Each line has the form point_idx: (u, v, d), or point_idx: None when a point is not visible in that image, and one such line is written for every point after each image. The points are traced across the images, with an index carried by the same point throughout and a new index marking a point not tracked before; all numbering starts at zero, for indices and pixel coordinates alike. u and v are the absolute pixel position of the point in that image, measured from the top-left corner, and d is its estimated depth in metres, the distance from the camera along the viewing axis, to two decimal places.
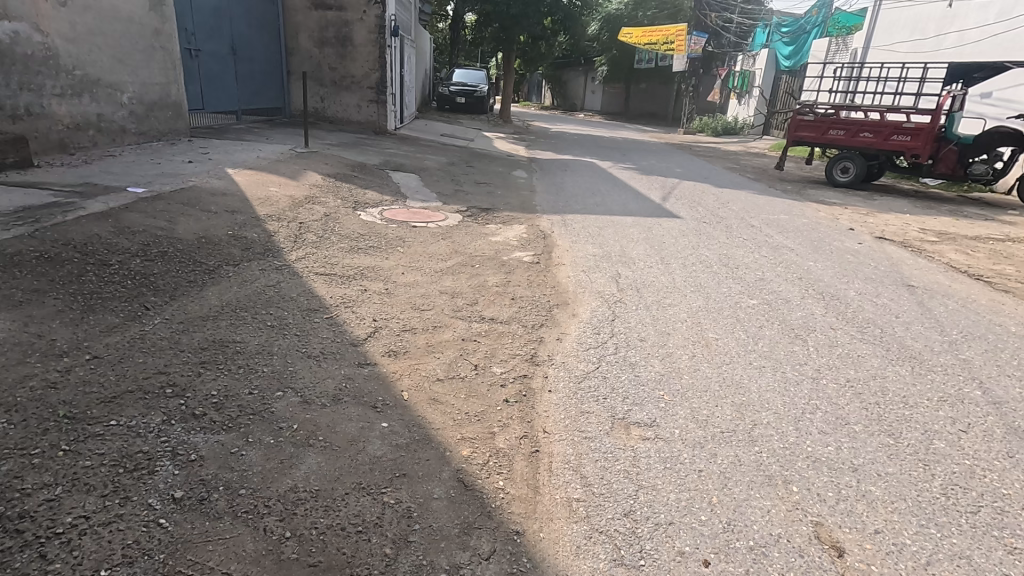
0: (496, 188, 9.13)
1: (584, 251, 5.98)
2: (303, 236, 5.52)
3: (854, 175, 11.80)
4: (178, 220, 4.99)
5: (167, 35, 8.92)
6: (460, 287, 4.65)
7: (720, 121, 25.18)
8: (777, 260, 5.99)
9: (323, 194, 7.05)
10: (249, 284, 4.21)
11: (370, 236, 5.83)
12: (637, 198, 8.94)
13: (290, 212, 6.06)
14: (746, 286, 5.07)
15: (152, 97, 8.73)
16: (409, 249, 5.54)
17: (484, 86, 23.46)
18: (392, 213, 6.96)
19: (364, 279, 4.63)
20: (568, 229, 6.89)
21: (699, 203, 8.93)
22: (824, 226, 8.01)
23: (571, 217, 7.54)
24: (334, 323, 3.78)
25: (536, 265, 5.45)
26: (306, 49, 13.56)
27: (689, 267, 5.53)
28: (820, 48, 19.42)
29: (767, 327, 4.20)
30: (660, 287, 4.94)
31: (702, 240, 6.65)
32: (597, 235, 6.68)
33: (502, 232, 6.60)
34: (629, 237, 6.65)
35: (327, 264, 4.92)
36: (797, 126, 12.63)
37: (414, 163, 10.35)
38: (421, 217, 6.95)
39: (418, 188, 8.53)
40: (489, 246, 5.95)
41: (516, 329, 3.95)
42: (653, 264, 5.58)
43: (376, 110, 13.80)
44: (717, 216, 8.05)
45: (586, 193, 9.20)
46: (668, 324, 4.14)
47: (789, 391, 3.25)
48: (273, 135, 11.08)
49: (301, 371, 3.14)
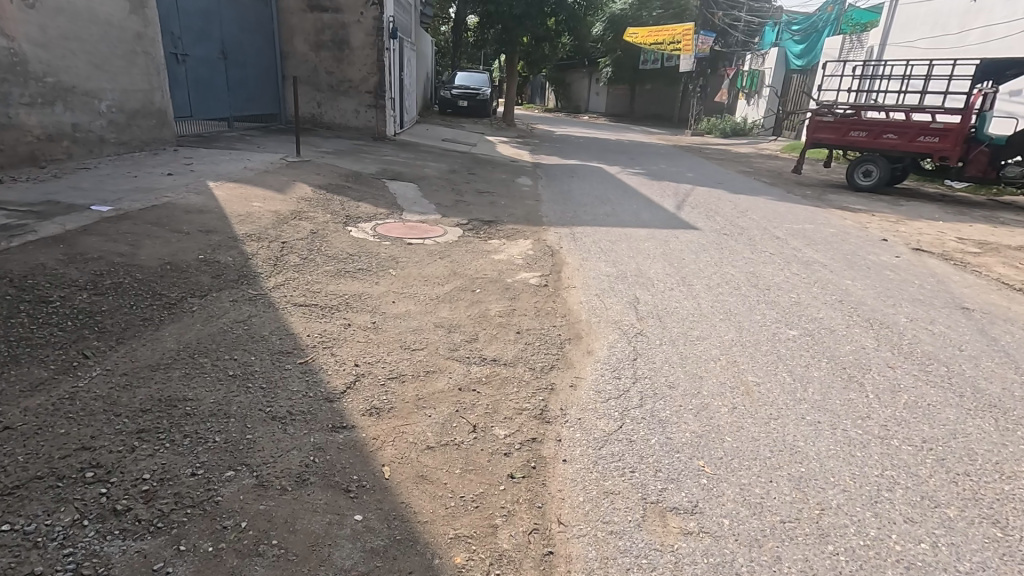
0: (500, 198, 8.58)
1: (596, 270, 5.42)
2: (285, 259, 4.97)
3: (877, 179, 11.16)
4: (142, 243, 4.46)
5: (150, 39, 8.42)
6: (457, 318, 4.10)
7: (729, 122, 24.46)
8: (811, 279, 5.40)
9: (312, 208, 6.51)
10: (214, 320, 3.65)
11: (361, 257, 5.28)
12: (650, 207, 8.37)
13: (273, 230, 5.52)
14: (781, 312, 4.50)
15: (134, 105, 8.23)
16: (402, 272, 4.99)
17: (487, 89, 22.92)
18: (387, 228, 6.41)
19: (349, 311, 4.07)
20: (579, 244, 6.33)
21: (717, 212, 8.35)
22: (855, 236, 7.38)
23: (580, 229, 6.97)
24: (309, 370, 3.21)
25: (544, 288, 4.89)
26: (301, 52, 13.06)
27: (714, 290, 4.95)
28: (833, 46, 18.77)
29: (813, 366, 3.61)
30: (684, 315, 4.37)
31: (725, 255, 6.06)
32: (610, 250, 6.12)
33: (507, 248, 6.05)
34: (645, 252, 6.07)
35: (309, 292, 4.37)
36: (815, 128, 12.00)
37: (413, 171, 9.81)
38: (418, 232, 6.40)
39: (416, 199, 7.98)
40: (492, 266, 5.40)
41: (522, 373, 3.39)
42: (675, 286, 5.01)
43: (375, 115, 13.29)
44: (738, 227, 7.46)
45: (596, 202, 8.64)
46: (700, 364, 3.57)
47: (856, 460, 2.67)
48: (265, 143, 10.57)
49: (261, 441, 2.58)
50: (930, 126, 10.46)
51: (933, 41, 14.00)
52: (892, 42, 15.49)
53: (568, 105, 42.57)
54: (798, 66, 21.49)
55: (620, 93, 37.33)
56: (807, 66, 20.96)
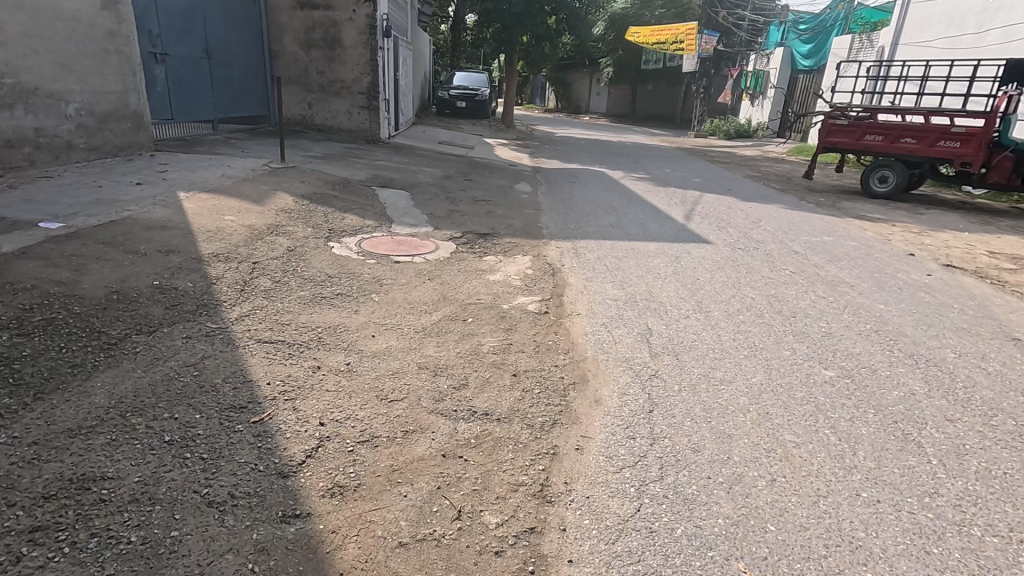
0: (497, 207, 8.05)
1: (602, 293, 4.90)
2: (254, 283, 4.45)
3: (894, 185, 10.64)
4: (88, 268, 3.94)
5: (124, 36, 7.90)
6: (445, 357, 3.57)
7: (732, 123, 24.30)
8: (840, 303, 4.89)
9: (291, 220, 5.99)
10: (159, 365, 3.13)
11: (340, 279, 4.75)
12: (657, 217, 7.86)
13: (244, 247, 5.00)
14: (812, 346, 3.98)
15: (106, 108, 7.71)
16: (386, 298, 4.46)
17: (486, 89, 22.38)
18: (373, 243, 5.89)
19: (321, 349, 3.55)
20: (582, 262, 5.81)
21: (728, 223, 7.83)
22: (879, 250, 6.86)
23: (584, 243, 6.46)
24: (263, 432, 2.68)
25: (544, 316, 4.36)
26: (291, 51, 12.54)
27: (734, 318, 4.42)
28: (842, 46, 18.23)
29: (859, 419, 3.09)
30: (704, 351, 3.84)
31: (743, 274, 5.54)
32: (617, 269, 5.59)
33: (503, 267, 5.52)
34: (655, 271, 5.55)
35: (277, 324, 3.84)
36: (829, 132, 11.47)
37: (406, 177, 9.28)
38: (407, 248, 5.88)
39: (407, 208, 7.46)
40: (487, 289, 4.87)
41: (518, 433, 2.86)
42: (690, 313, 4.49)
43: (368, 117, 12.76)
44: (752, 239, 6.94)
45: (600, 211, 8.12)
46: (726, 419, 3.04)
47: (934, 559, 2.15)
48: (251, 146, 10.05)
49: (189, 540, 2.05)
50: (952, 129, 9.95)
51: (950, 41, 13.47)
52: (905, 42, 14.96)
53: (569, 106, 42.05)
54: (805, 67, 20.91)
55: (621, 93, 36.81)
56: (815, 66, 20.37)
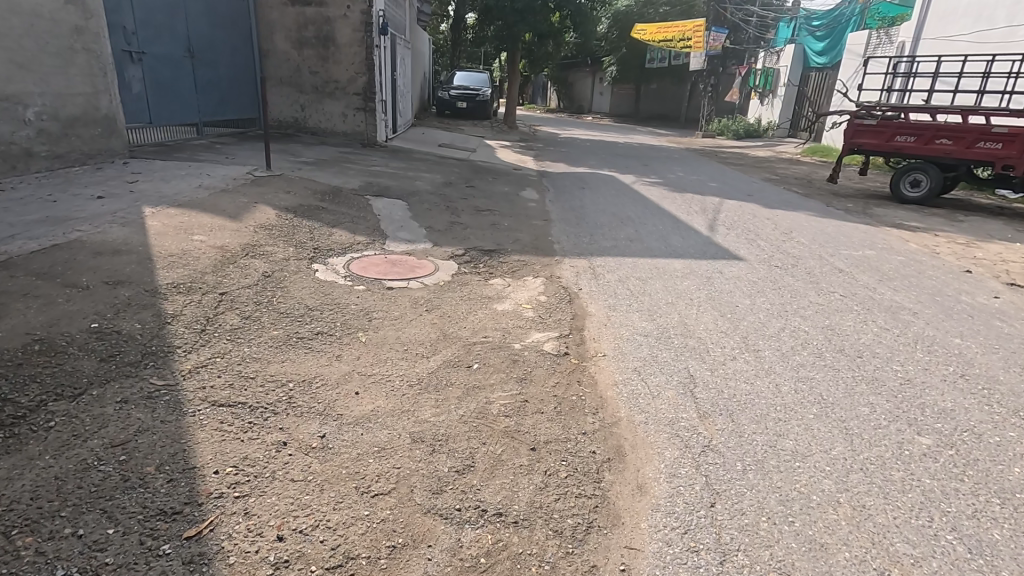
0: (503, 218, 7.34)
1: (628, 326, 4.19)
2: (218, 320, 3.74)
3: (927, 190, 9.92)
4: (10, 311, 3.26)
5: (93, 33, 7.23)
6: (446, 425, 2.86)
7: (741, 123, 23.63)
8: (907, 337, 4.17)
9: (271, 238, 5.29)
10: (75, 447, 2.43)
11: (325, 313, 4.05)
12: (679, 229, 7.13)
13: (212, 274, 4.30)
14: (896, 401, 3.25)
15: (72, 111, 7.04)
16: (376, 338, 3.75)
17: (488, 89, 21.67)
18: (364, 265, 5.18)
19: (292, 416, 2.83)
20: (601, 285, 5.10)
21: (757, 234, 7.11)
22: (932, 266, 6.11)
23: (601, 261, 5.76)
24: (198, 556, 1.98)
25: (564, 360, 3.64)
26: (281, 50, 11.85)
27: (790, 361, 3.70)
28: (858, 42, 17.47)
29: (987, 517, 2.36)
30: (765, 408, 3.14)
31: (789, 300, 4.83)
32: (643, 294, 4.88)
33: (512, 292, 4.81)
34: (686, 296, 4.85)
35: (240, 378, 3.13)
36: (854, 132, 10.69)
37: (403, 185, 8.56)
38: (402, 269, 5.18)
39: (404, 221, 6.76)
40: (495, 322, 4.17)
41: (543, 547, 2.15)
42: (737, 354, 3.78)
43: (364, 120, 12.06)
44: (788, 254, 6.22)
45: (615, 222, 7.40)
46: (814, 518, 2.32)
47: None
48: (236, 151, 9.35)
49: None
50: (991, 130, 9.22)
51: (978, 36, 12.63)
52: (929, 36, 14.16)
53: (571, 106, 41.25)
54: (819, 64, 20.36)
55: (625, 92, 36.03)
56: (830, 62, 19.74)
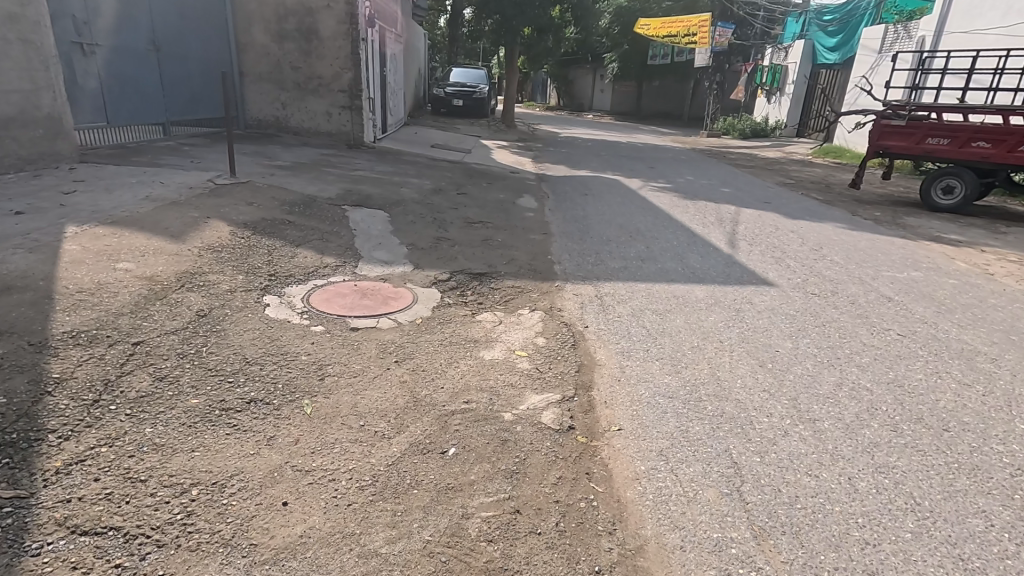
0: (497, 232, 6.49)
1: (648, 385, 3.36)
2: (122, 384, 2.89)
3: (961, 197, 9.10)
4: None
5: (32, 22, 6.38)
6: (403, 563, 2.02)
7: (747, 122, 22.79)
8: (996, 396, 3.34)
9: (218, 264, 4.45)
10: None
11: (268, 370, 3.21)
12: (697, 245, 6.28)
13: (129, 316, 3.46)
14: (1017, 509, 2.41)
15: (8, 111, 6.20)
16: (325, 409, 2.91)
17: (485, 87, 20.79)
18: (329, 296, 4.34)
19: (183, 551, 1.99)
20: (610, 320, 4.26)
21: (784, 252, 6.26)
22: (993, 293, 5.27)
23: (609, 289, 4.93)
24: None
25: (567, 439, 2.81)
26: (260, 43, 10.98)
27: (858, 438, 2.87)
28: (874, 37, 16.60)
29: None
30: (843, 523, 2.30)
31: (840, 343, 3.99)
32: (662, 334, 4.04)
33: (504, 332, 3.96)
34: (714, 337, 4.01)
35: (125, 482, 2.28)
36: (880, 134, 9.81)
37: (386, 192, 7.71)
38: (374, 301, 4.34)
39: (383, 237, 5.92)
40: (481, 376, 3.33)
41: None
42: (789, 429, 2.94)
43: (350, 119, 11.22)
44: (824, 278, 5.38)
45: (622, 237, 6.54)
46: None
47: None
48: (204, 154, 8.50)
49: None
50: None
51: (1007, 30, 11.79)
52: (951, 29, 13.30)
53: (571, 105, 40.21)
54: (829, 60, 19.66)
55: (627, 90, 35.08)
56: (842, 59, 18.94)
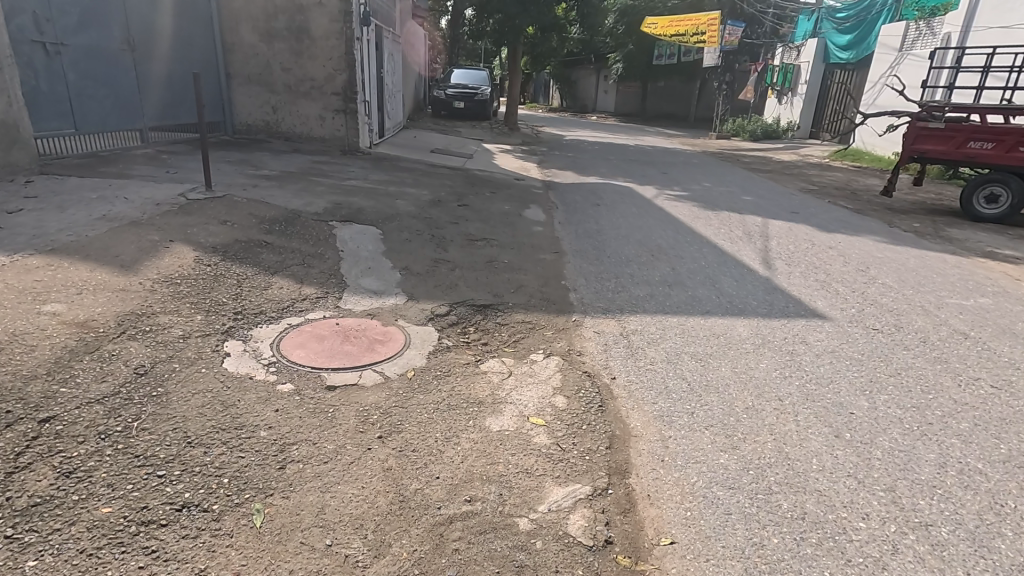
0: (503, 252, 5.78)
1: (701, 469, 2.63)
2: (11, 486, 2.19)
3: (1007, 206, 8.35)
4: None
5: None
6: None
7: (758, 123, 22.07)
8: None
9: (175, 300, 3.75)
10: None
11: (213, 455, 2.49)
12: (729, 266, 5.56)
13: (44, 381, 2.75)
14: None
15: None
16: (281, 517, 2.19)
17: (487, 88, 20.10)
18: (306, 340, 3.63)
19: None
20: (642, 369, 3.54)
21: (828, 274, 5.53)
22: None
23: (636, 324, 4.21)
24: None
25: (605, 564, 2.09)
26: (248, 43, 10.30)
27: (994, 560, 2.14)
28: (893, 34, 15.84)
29: None
30: None
31: (925, 400, 3.26)
32: (707, 389, 3.32)
33: (515, 388, 3.24)
34: (771, 395, 3.28)
35: None
36: (915, 138, 9.09)
37: (380, 205, 7.00)
38: (359, 346, 3.63)
39: (373, 259, 5.21)
40: (488, 459, 2.61)
41: None
42: (897, 542, 2.22)
43: (344, 123, 10.53)
44: (882, 309, 4.67)
45: (644, 256, 5.83)
46: None
47: None
48: (183, 163, 7.81)
49: None
50: None
51: None
52: (980, 25, 12.55)
53: (574, 105, 39.44)
54: (841, 59, 18.96)
55: (631, 91, 34.30)
56: (855, 58, 18.19)
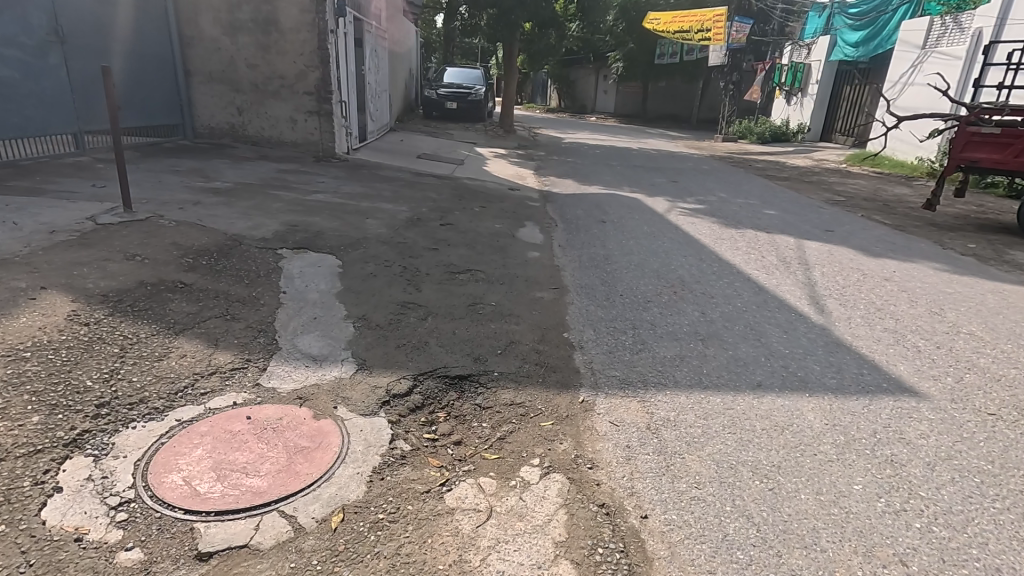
0: (491, 290, 4.63)
1: None
2: None
3: None
4: None
5: None
6: None
7: (766, 126, 21.20)
8: None
9: (5, 392, 2.60)
10: None
11: None
12: (772, 310, 4.43)
13: None
14: None
15: None
16: None
17: (482, 87, 18.98)
18: (192, 453, 2.47)
19: None
20: (686, 499, 2.40)
21: (898, 320, 4.41)
22: None
23: (667, 408, 3.07)
24: None
25: None
26: (208, 35, 9.15)
27: None
28: (915, 30, 14.73)
29: None
30: None
31: None
32: (791, 543, 2.18)
33: (495, 548, 2.10)
34: (888, 554, 2.14)
35: None
36: (965, 144, 7.98)
37: (346, 225, 5.87)
38: (271, 460, 2.47)
39: (323, 304, 4.06)
40: None
41: None
42: None
43: (317, 126, 9.37)
44: (986, 379, 3.51)
45: (665, 294, 4.71)
46: None
47: None
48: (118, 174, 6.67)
49: None
50: None
51: None
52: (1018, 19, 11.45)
53: (574, 105, 38.23)
54: (849, 55, 17.90)
55: (633, 91, 33.13)
56: (863, 55, 17.23)
